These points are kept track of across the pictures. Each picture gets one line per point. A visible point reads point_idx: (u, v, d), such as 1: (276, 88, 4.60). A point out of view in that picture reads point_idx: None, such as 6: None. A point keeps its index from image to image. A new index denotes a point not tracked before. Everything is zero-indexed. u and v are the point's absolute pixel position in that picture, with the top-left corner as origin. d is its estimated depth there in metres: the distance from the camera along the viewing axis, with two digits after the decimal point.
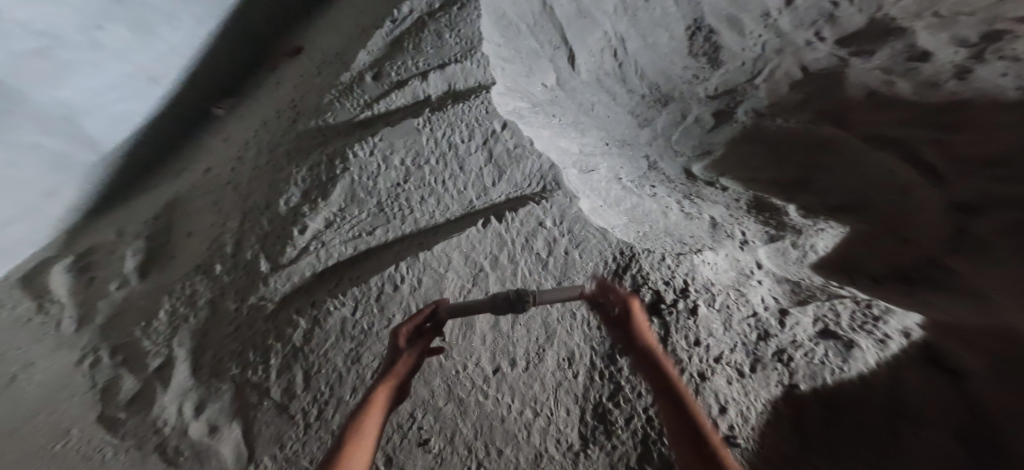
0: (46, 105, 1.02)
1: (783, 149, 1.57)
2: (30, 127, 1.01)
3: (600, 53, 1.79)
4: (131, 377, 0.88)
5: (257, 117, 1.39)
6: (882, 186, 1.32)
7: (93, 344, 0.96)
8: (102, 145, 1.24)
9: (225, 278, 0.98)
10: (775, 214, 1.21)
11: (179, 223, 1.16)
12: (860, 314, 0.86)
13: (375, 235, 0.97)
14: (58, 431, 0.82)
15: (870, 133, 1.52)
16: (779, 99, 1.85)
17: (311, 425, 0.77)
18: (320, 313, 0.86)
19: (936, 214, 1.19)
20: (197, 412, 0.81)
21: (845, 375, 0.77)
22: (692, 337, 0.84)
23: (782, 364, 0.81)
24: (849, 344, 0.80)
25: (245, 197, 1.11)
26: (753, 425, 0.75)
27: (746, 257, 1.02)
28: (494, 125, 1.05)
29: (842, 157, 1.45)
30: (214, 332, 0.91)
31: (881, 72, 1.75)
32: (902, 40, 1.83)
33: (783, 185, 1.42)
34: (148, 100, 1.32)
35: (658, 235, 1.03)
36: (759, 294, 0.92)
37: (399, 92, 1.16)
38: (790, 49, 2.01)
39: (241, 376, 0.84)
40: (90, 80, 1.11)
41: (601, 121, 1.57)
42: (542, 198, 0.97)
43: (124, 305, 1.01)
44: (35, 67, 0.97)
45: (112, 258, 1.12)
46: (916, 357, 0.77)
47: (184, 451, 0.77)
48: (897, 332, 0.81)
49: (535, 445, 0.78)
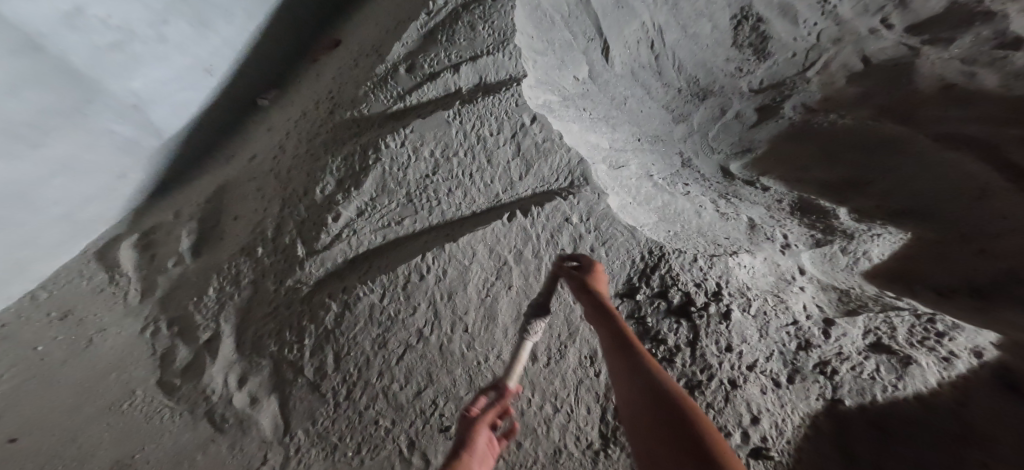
0: (119, 94, 1.12)
1: (837, 147, 1.45)
2: (106, 114, 1.11)
3: (637, 44, 1.72)
4: (185, 347, 0.96)
5: (299, 107, 1.46)
6: (953, 188, 1.20)
7: (153, 315, 1.05)
8: (165, 132, 1.33)
9: (266, 260, 1.05)
10: (823, 217, 1.13)
11: (227, 207, 1.24)
12: (920, 329, 0.79)
13: (404, 225, 1.01)
14: (124, 391, 0.91)
15: (942, 131, 1.39)
16: (833, 92, 1.72)
17: (341, 404, 0.81)
18: (351, 297, 0.89)
19: (1020, 222, 1.07)
20: (240, 384, 0.87)
21: (899, 393, 0.72)
22: (723, 342, 0.80)
23: (825, 377, 0.75)
24: (906, 360, 0.73)
25: (286, 184, 1.17)
26: (790, 439, 0.72)
27: (787, 261, 0.96)
28: (523, 119, 1.03)
29: (905, 158, 1.33)
30: (256, 311, 0.98)
31: (958, 62, 1.58)
32: (989, 27, 1.64)
33: (833, 186, 1.33)
34: (204, 90, 1.41)
35: (690, 235, 0.99)
36: (801, 301, 0.87)
37: (431, 84, 1.18)
38: (849, 38, 1.86)
39: (278, 353, 0.89)
40: (154, 71, 1.20)
41: (634, 115, 1.53)
42: (569, 193, 0.95)
43: (179, 281, 1.10)
44: (110, 60, 1.06)
45: (171, 236, 1.22)
46: (988, 381, 0.70)
47: (229, 419, 0.83)
48: (966, 351, 0.74)
49: (553, 440, 0.78)
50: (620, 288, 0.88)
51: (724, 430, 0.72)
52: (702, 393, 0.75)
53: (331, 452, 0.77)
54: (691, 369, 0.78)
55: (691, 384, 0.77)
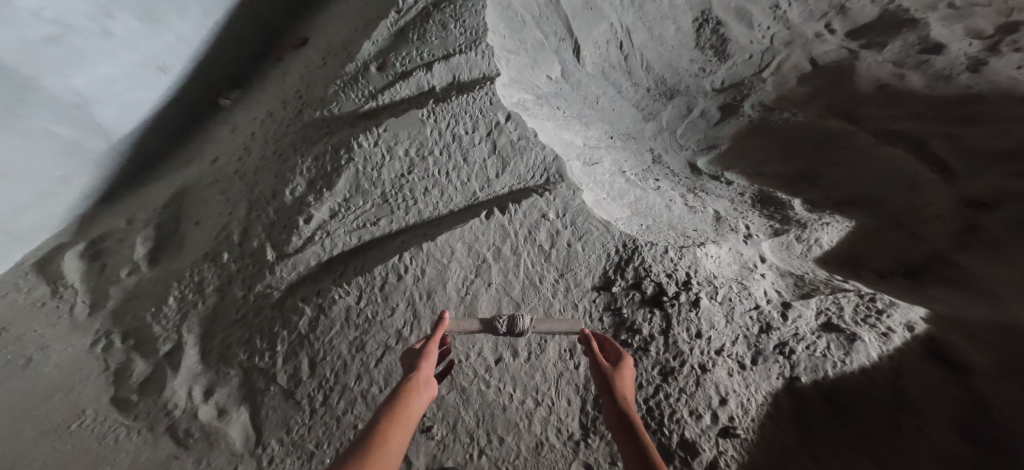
0: (59, 92, 1.03)
1: (792, 143, 1.55)
2: (42, 114, 1.02)
3: (606, 45, 1.76)
4: (143, 361, 0.90)
5: (263, 107, 1.40)
6: (891, 180, 1.31)
7: (106, 328, 0.98)
8: (114, 134, 1.25)
9: (232, 266, 1.00)
10: (780, 208, 1.20)
11: (187, 212, 1.18)
12: (863, 307, 0.85)
13: (379, 225, 0.98)
14: (75, 411, 0.85)
15: (879, 127, 1.51)
16: (786, 92, 1.83)
17: (317, 411, 0.79)
18: (325, 301, 0.87)
19: (944, 208, 1.18)
20: (206, 396, 0.83)
21: (846, 368, 0.77)
22: (693, 329, 0.84)
23: (784, 357, 0.81)
24: (852, 337, 0.80)
25: (251, 187, 1.12)
26: (753, 416, 0.77)
27: (749, 250, 1.01)
28: (498, 116, 1.05)
29: (850, 152, 1.44)
30: (222, 319, 0.93)
31: (892, 65, 1.73)
32: (915, 32, 1.79)
33: (789, 179, 1.42)
34: (156, 89, 1.33)
35: (662, 228, 1.03)
36: (762, 287, 0.92)
37: (404, 83, 1.16)
38: (799, 41, 1.98)
39: (248, 361, 0.86)
40: (99, 68, 1.11)
41: (606, 114, 1.56)
42: (545, 190, 0.97)
43: (135, 291, 1.04)
44: (46, 54, 0.98)
45: (123, 244, 1.14)
46: (920, 351, 0.77)
47: (195, 433, 0.79)
48: (901, 325, 0.81)
49: (536, 433, 0.80)
50: (597, 282, 0.92)
51: (695, 413, 0.76)
52: (675, 379, 0.80)
53: (306, 460, 0.75)
54: (664, 357, 0.82)
55: (665, 371, 0.81)
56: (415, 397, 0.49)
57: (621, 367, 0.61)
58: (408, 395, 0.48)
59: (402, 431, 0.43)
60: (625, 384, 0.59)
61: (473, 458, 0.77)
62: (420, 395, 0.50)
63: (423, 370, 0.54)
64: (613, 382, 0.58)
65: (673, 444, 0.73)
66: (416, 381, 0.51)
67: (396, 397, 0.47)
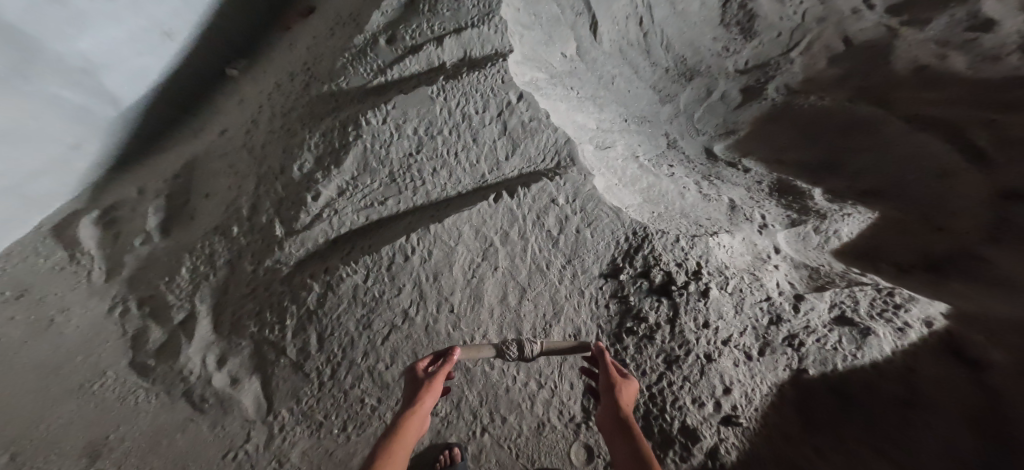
0: (67, 56, 0.99)
1: (815, 130, 1.49)
2: (51, 80, 0.99)
3: (625, 21, 1.64)
4: (158, 328, 0.93)
5: (272, 77, 1.38)
6: (921, 171, 1.26)
7: (122, 295, 1.01)
8: (122, 100, 1.21)
9: (242, 240, 1.01)
10: (799, 197, 1.16)
11: (197, 183, 1.18)
12: (879, 301, 0.84)
13: (387, 205, 0.98)
14: (96, 372, 0.89)
15: (913, 113, 1.44)
16: (814, 74, 1.74)
17: (325, 384, 0.82)
18: (332, 278, 0.87)
19: (973, 202, 1.15)
20: (219, 364, 0.86)
21: (857, 362, 0.77)
22: (701, 319, 0.83)
23: (792, 349, 0.80)
24: (865, 331, 0.78)
25: (260, 162, 1.12)
26: (757, 406, 0.77)
27: (764, 241, 0.99)
28: (509, 96, 1.01)
29: (877, 141, 1.38)
30: (233, 291, 0.95)
31: (934, 44, 1.63)
32: (964, 8, 1.67)
33: (810, 168, 1.37)
34: (163, 55, 1.28)
35: (673, 216, 1.01)
36: (775, 278, 0.90)
37: (414, 58, 1.13)
38: (833, 18, 1.84)
39: (258, 334, 0.87)
40: (105, 31, 1.07)
41: (621, 96, 1.51)
42: (555, 174, 0.95)
43: (149, 260, 1.06)
44: (51, 15, 0.93)
45: (136, 213, 1.16)
46: (936, 347, 0.76)
47: (210, 399, 0.82)
48: (918, 321, 0.80)
49: (538, 415, 0.82)
50: (605, 269, 0.91)
51: (698, 400, 0.77)
52: (680, 367, 0.80)
53: (316, 430, 0.78)
54: (670, 345, 0.82)
55: (669, 359, 0.81)
56: (407, 438, 0.53)
57: (628, 383, 0.63)
58: (403, 434, 0.53)
59: None
60: (628, 399, 0.61)
61: (476, 435, 0.79)
62: (414, 430, 0.54)
63: (421, 402, 0.57)
64: (618, 399, 0.59)
65: (674, 430, 0.74)
66: (414, 416, 0.55)
67: (391, 436, 0.52)
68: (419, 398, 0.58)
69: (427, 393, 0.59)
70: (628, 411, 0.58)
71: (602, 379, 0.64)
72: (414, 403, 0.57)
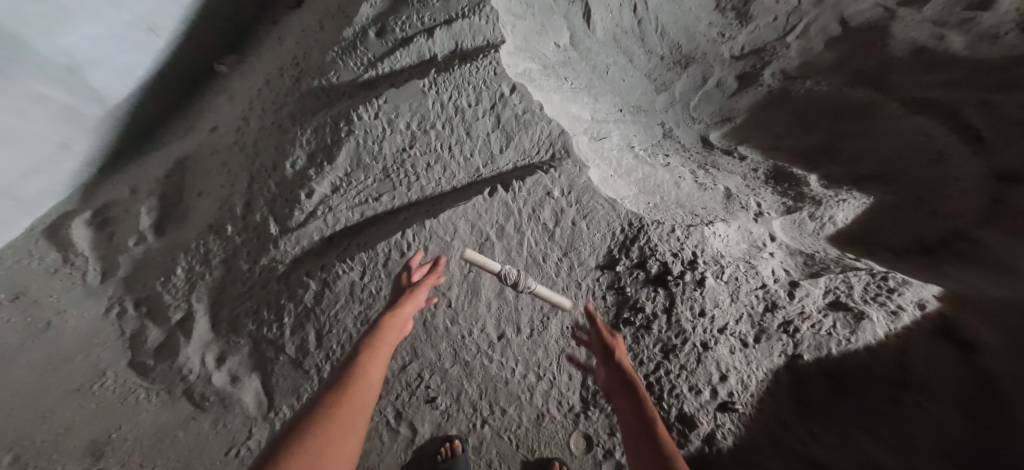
0: (48, 53, 0.95)
1: (810, 116, 1.49)
2: (33, 77, 0.95)
3: (619, 7, 1.54)
4: (155, 328, 0.93)
5: (261, 73, 1.36)
6: (917, 155, 1.27)
7: (118, 295, 1.00)
8: (108, 99, 1.17)
9: (236, 239, 1.00)
10: (795, 185, 1.16)
11: (188, 182, 1.17)
12: (873, 286, 0.84)
13: (382, 202, 0.98)
14: (96, 372, 0.89)
15: (910, 96, 1.43)
16: (811, 58, 1.71)
17: (325, 379, 0.83)
18: (329, 275, 0.87)
19: (971, 183, 1.15)
20: (219, 363, 0.86)
21: (850, 346, 0.78)
22: (697, 307, 0.84)
23: (787, 335, 0.82)
24: (859, 315, 0.79)
25: (252, 159, 1.11)
26: (752, 392, 0.79)
27: (760, 229, 0.99)
28: (502, 88, 0.98)
29: (872, 125, 1.39)
30: (229, 290, 0.95)
31: (936, 22, 1.59)
32: None
33: (805, 154, 1.40)
34: (149, 52, 1.23)
35: (669, 206, 1.01)
36: (770, 266, 0.90)
37: (404, 50, 1.11)
38: None
39: (256, 332, 0.88)
40: (89, 28, 1.01)
41: (616, 86, 1.52)
42: (550, 167, 0.93)
43: (143, 260, 1.05)
44: (27, 11, 0.87)
45: (129, 214, 1.14)
46: (929, 329, 0.76)
47: (210, 397, 0.83)
48: (912, 304, 0.81)
49: (537, 406, 0.83)
50: (601, 261, 0.92)
51: (695, 388, 0.79)
52: (677, 356, 0.81)
53: None
54: (667, 334, 0.83)
55: (667, 348, 0.82)
56: (390, 334, 0.54)
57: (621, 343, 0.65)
58: (384, 330, 0.54)
59: (382, 360, 0.50)
60: (625, 359, 0.63)
61: (477, 427, 0.81)
62: (395, 327, 0.56)
63: (404, 307, 0.58)
64: (620, 364, 0.61)
65: (671, 417, 0.77)
66: (395, 316, 0.56)
67: (373, 332, 0.54)
68: (399, 304, 0.59)
69: (410, 300, 0.60)
70: (631, 373, 0.60)
71: (599, 342, 0.65)
72: (393, 308, 0.58)
